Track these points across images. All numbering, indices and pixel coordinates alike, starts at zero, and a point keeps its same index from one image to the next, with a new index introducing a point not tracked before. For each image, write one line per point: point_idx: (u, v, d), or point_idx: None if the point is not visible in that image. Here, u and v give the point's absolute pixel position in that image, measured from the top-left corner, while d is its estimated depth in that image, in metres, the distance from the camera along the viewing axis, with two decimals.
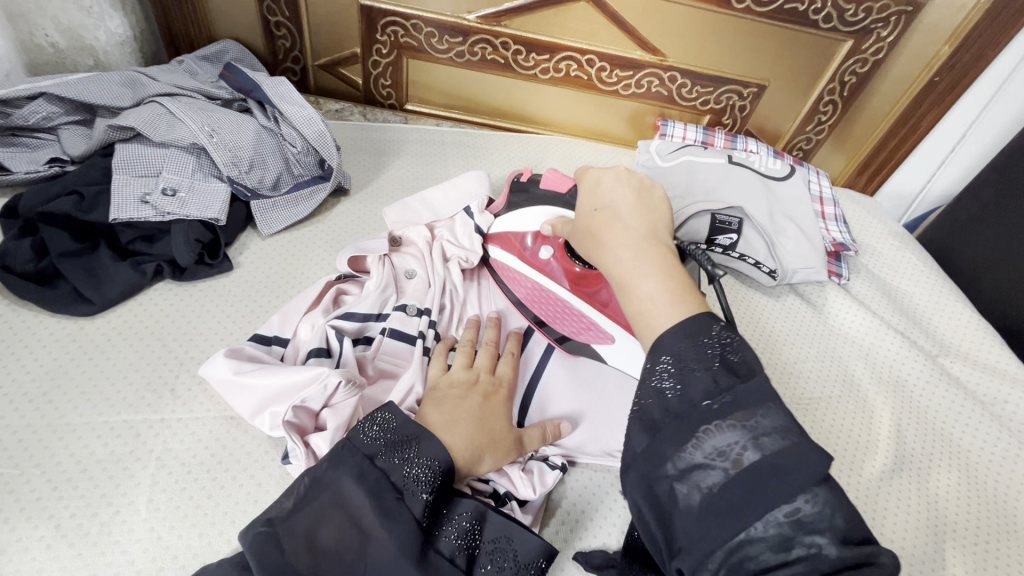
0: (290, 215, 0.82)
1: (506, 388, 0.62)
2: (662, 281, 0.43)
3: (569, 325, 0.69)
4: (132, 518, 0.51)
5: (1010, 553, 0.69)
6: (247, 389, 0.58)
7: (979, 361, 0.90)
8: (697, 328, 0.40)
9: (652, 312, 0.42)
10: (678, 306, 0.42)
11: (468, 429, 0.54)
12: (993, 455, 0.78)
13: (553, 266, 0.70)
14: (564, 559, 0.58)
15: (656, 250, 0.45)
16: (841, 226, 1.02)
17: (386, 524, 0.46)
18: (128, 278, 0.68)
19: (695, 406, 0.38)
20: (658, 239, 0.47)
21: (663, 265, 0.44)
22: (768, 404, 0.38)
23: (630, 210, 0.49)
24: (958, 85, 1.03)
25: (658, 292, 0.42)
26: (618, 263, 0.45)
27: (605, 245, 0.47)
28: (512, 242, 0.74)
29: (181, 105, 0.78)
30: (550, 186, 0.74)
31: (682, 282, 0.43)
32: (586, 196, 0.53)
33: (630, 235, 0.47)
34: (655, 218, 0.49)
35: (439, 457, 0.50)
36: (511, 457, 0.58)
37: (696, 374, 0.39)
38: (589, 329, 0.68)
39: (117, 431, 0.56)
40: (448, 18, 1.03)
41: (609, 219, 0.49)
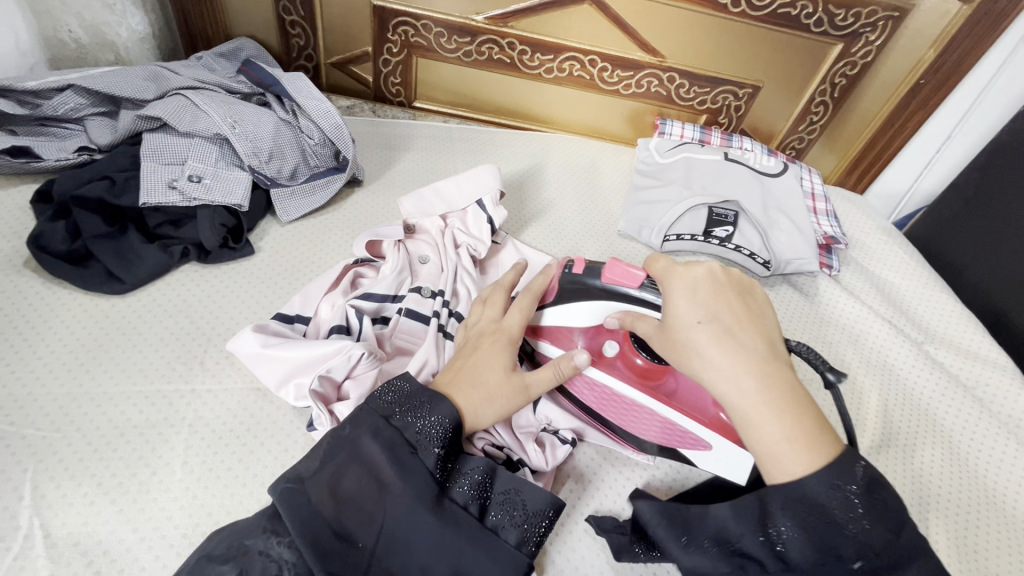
0: (309, 203, 0.85)
1: (512, 334, 0.62)
2: (792, 424, 0.47)
3: (652, 430, 0.65)
4: (168, 478, 0.55)
5: (989, 522, 0.73)
6: (273, 361, 0.62)
7: (962, 347, 0.94)
8: (841, 471, 0.46)
9: (786, 456, 0.47)
10: (813, 450, 0.47)
11: (465, 386, 0.57)
12: (974, 433, 0.83)
13: (618, 362, 0.68)
14: (572, 521, 0.61)
15: (778, 379, 0.49)
16: (832, 221, 1.07)
17: (402, 475, 0.50)
18: (157, 259, 0.71)
19: (844, 563, 0.45)
20: (774, 362, 0.50)
21: (788, 400, 0.48)
22: (916, 556, 0.46)
23: (736, 327, 0.52)
24: (942, 87, 1.08)
25: (791, 435, 0.47)
26: (740, 394, 0.49)
27: (721, 371, 0.50)
28: (565, 340, 0.69)
29: (204, 97, 0.82)
30: (616, 283, 0.65)
31: (812, 420, 0.48)
32: (683, 304, 0.54)
33: (747, 360, 0.50)
34: (765, 339, 0.52)
35: (446, 412, 0.54)
36: (514, 402, 0.59)
37: (846, 531, 0.45)
38: (677, 434, 0.64)
39: (151, 399, 0.60)
40: (457, 19, 1.07)
41: (724, 341, 0.51)
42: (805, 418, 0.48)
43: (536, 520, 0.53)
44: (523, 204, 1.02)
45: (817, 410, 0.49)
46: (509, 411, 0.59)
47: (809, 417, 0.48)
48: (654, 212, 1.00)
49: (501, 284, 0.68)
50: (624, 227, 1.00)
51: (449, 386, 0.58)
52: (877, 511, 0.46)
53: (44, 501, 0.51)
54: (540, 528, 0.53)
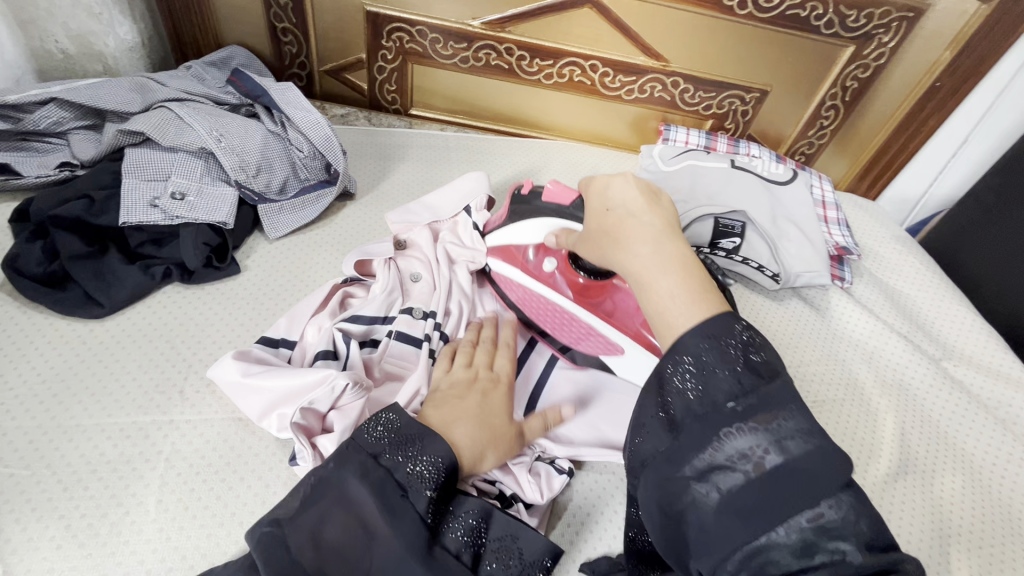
0: (297, 219, 0.82)
1: (505, 381, 0.62)
2: (683, 280, 0.42)
3: (577, 337, 0.70)
4: (141, 518, 0.52)
5: (1016, 557, 0.69)
6: (255, 391, 0.59)
7: (982, 365, 0.90)
8: (720, 329, 0.40)
9: (671, 311, 0.42)
10: (700, 306, 0.41)
11: (468, 426, 0.55)
12: (997, 459, 0.78)
13: (558, 278, 0.71)
14: (569, 561, 0.58)
15: (674, 246, 0.45)
16: (843, 230, 1.03)
17: (391, 520, 0.46)
18: (137, 281, 0.68)
19: (719, 408, 0.38)
20: (672, 232, 0.46)
21: (683, 263, 0.44)
22: (792, 405, 0.37)
23: (644, 209, 0.48)
24: (959, 89, 1.03)
25: (679, 291, 0.42)
26: (635, 260, 0.45)
27: (622, 246, 0.47)
28: (514, 256, 0.74)
29: (190, 110, 0.79)
30: (552, 200, 0.71)
31: (703, 283, 0.43)
32: (595, 199, 0.52)
33: (644, 231, 0.46)
34: (668, 215, 0.48)
35: (443, 453, 0.51)
36: (512, 452, 0.58)
37: (720, 375, 0.38)
38: (597, 342, 0.69)
39: (126, 433, 0.57)
40: (452, 24, 1.04)
41: (625, 219, 0.48)
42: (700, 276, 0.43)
43: (532, 570, 0.51)
44: None
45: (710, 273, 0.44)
46: (509, 456, 0.58)
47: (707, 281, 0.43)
48: None
49: (482, 334, 0.68)
50: None
51: (448, 424, 0.55)
52: (753, 364, 0.39)
53: (9, 546, 0.49)
54: None
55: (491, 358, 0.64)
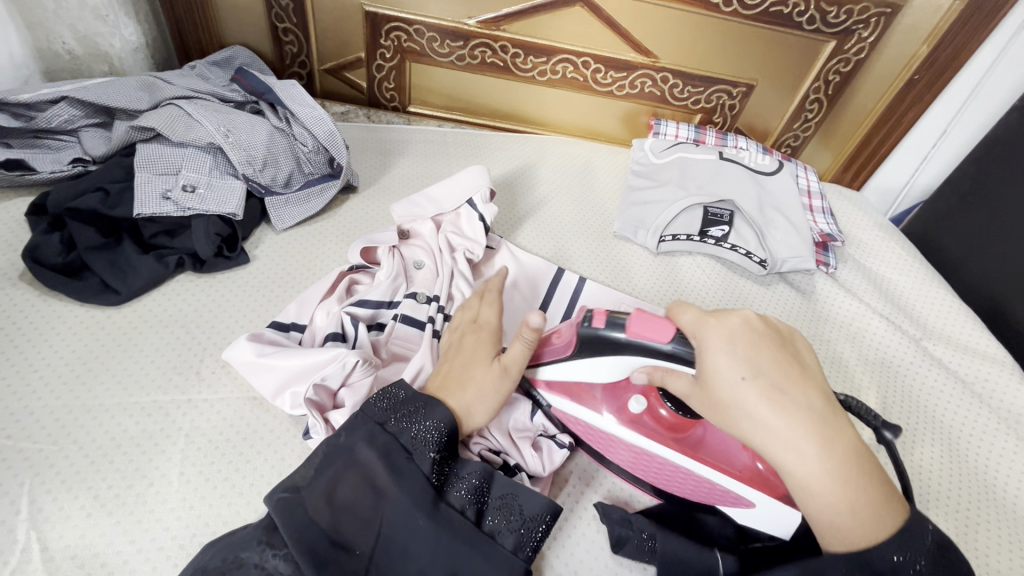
0: (302, 210, 0.85)
1: (488, 331, 0.62)
2: (855, 488, 0.47)
3: (685, 487, 0.62)
4: (165, 489, 0.55)
5: (990, 519, 0.73)
6: (269, 370, 0.62)
7: (960, 343, 0.94)
8: (908, 541, 0.47)
9: (843, 522, 0.47)
10: (874, 519, 0.47)
11: (454, 388, 0.57)
12: (974, 430, 0.82)
13: (646, 419, 0.62)
14: (570, 526, 0.61)
15: (837, 440, 0.48)
16: (828, 218, 1.07)
17: (398, 481, 0.50)
18: (152, 269, 0.71)
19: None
20: (831, 418, 0.49)
21: (848, 462, 0.48)
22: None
23: (796, 394, 0.50)
24: (936, 81, 1.08)
25: (855, 506, 0.47)
26: (803, 462, 0.47)
27: (782, 442, 0.48)
28: (585, 394, 0.64)
29: (198, 107, 0.82)
30: (643, 338, 0.55)
31: (868, 482, 0.48)
32: (730, 364, 0.50)
33: (805, 422, 0.48)
34: (819, 391, 0.51)
35: (442, 418, 0.54)
36: (501, 394, 0.58)
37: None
38: (715, 493, 0.60)
39: (147, 410, 0.60)
40: (448, 23, 1.08)
41: (784, 407, 0.49)
42: (864, 486, 0.48)
43: (533, 525, 0.53)
44: (517, 205, 1.02)
45: (873, 463, 0.49)
46: (500, 399, 0.58)
47: (868, 482, 0.48)
48: (649, 213, 1.00)
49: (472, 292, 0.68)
50: (619, 228, 1.00)
51: (441, 391, 0.58)
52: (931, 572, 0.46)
53: (41, 515, 0.51)
54: (537, 534, 0.53)
55: (474, 311, 0.64)
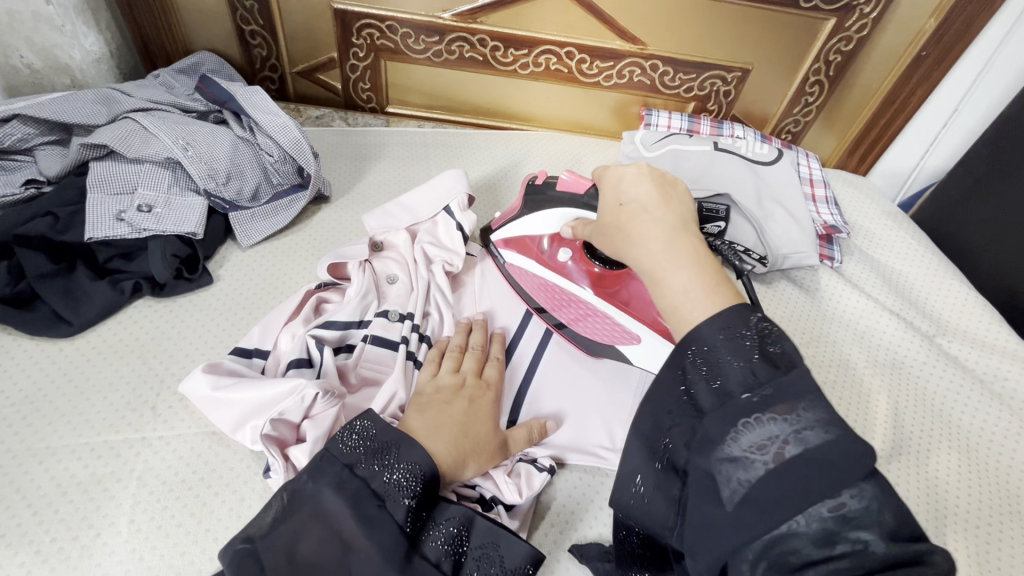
0: (270, 225, 0.81)
1: (492, 388, 0.63)
2: (695, 271, 0.42)
3: (593, 328, 0.70)
4: (113, 539, 0.51)
5: (1013, 533, 0.67)
6: (226, 403, 0.58)
7: (977, 339, 0.88)
8: (734, 320, 0.39)
9: (685, 304, 0.41)
10: (712, 298, 0.41)
11: (452, 434, 0.55)
12: (994, 434, 0.77)
13: (571, 268, 0.73)
14: (554, 561, 0.58)
15: (686, 242, 0.45)
16: (832, 208, 1.01)
17: (368, 532, 0.45)
18: (106, 296, 0.67)
19: (734, 398, 0.36)
20: (685, 232, 0.46)
21: (694, 255, 0.43)
22: (812, 393, 0.35)
23: (658, 205, 0.48)
24: (946, 57, 1.00)
25: (687, 281, 0.42)
26: (649, 255, 0.45)
27: (634, 240, 0.47)
28: (529, 246, 0.75)
29: (155, 120, 0.78)
30: (566, 189, 0.69)
31: (713, 274, 0.42)
32: (608, 190, 0.52)
33: (659, 223, 0.46)
34: (681, 210, 0.48)
35: (422, 462, 0.50)
36: (496, 461, 0.58)
37: (729, 363, 0.37)
38: (615, 331, 0.69)
39: (97, 452, 0.56)
40: (423, 18, 1.02)
41: (638, 214, 0.48)
42: (704, 270, 0.42)
43: None
44: (499, 208, 0.97)
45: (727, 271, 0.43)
46: (491, 465, 0.57)
47: (713, 270, 0.43)
48: None
49: (471, 341, 0.67)
50: None
51: (434, 433, 0.54)
52: (771, 354, 0.37)
53: None
54: None
55: (479, 366, 0.64)
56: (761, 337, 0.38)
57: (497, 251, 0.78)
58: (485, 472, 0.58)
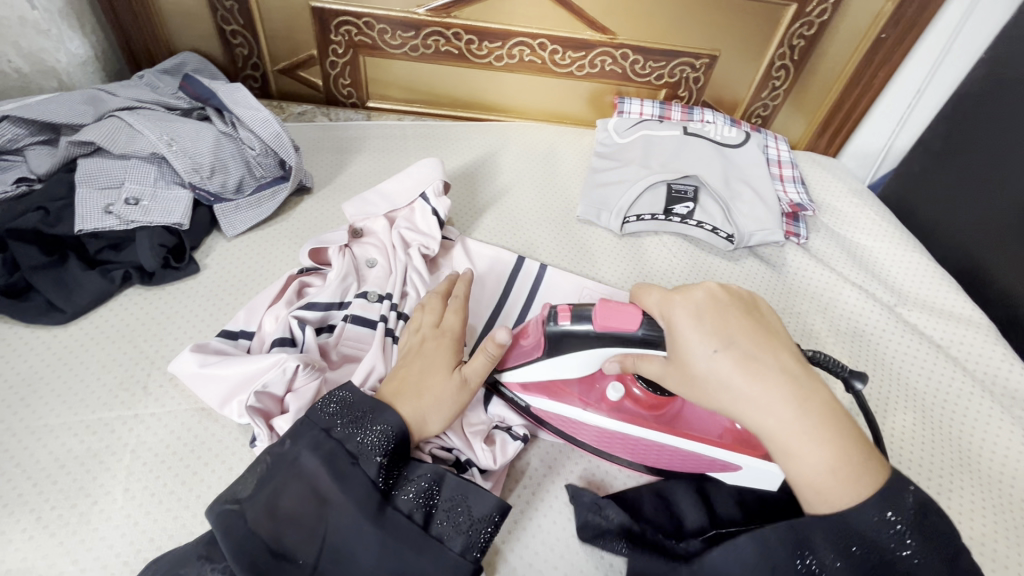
0: (254, 216, 0.84)
1: (450, 336, 0.62)
2: (833, 446, 0.46)
3: (672, 461, 0.63)
4: (109, 506, 0.55)
5: (964, 484, 0.71)
6: (213, 379, 0.61)
7: (935, 307, 0.92)
8: (887, 500, 0.46)
9: (831, 482, 0.46)
10: (855, 476, 0.46)
11: (405, 395, 0.56)
12: (949, 395, 0.80)
13: (624, 403, 0.64)
14: (527, 520, 0.61)
15: (813, 405, 0.48)
16: (798, 187, 1.05)
17: (342, 486, 0.50)
18: (97, 285, 0.71)
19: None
20: (803, 381, 0.49)
21: (826, 424, 0.47)
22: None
23: (766, 357, 0.49)
24: (905, 38, 1.04)
25: (834, 462, 0.46)
26: (779, 423, 0.47)
27: (758, 409, 0.48)
28: (563, 390, 0.65)
29: (139, 117, 0.81)
30: (610, 329, 0.56)
31: (846, 442, 0.47)
32: (696, 334, 0.51)
33: (781, 386, 0.48)
34: (785, 354, 0.51)
35: (392, 423, 0.53)
36: (459, 406, 0.58)
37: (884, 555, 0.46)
38: (704, 463, 0.62)
39: (91, 428, 0.60)
40: (398, 14, 1.05)
41: (754, 376, 0.48)
42: (842, 438, 0.47)
43: (480, 526, 0.52)
44: (475, 195, 1.00)
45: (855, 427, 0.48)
46: (458, 412, 0.58)
47: (845, 434, 0.47)
48: (611, 195, 0.98)
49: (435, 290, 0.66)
50: (582, 212, 0.98)
51: (392, 396, 0.57)
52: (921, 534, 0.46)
53: None
54: (485, 534, 0.52)
55: (435, 315, 0.63)
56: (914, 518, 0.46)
57: (519, 397, 0.66)
58: (459, 437, 0.62)
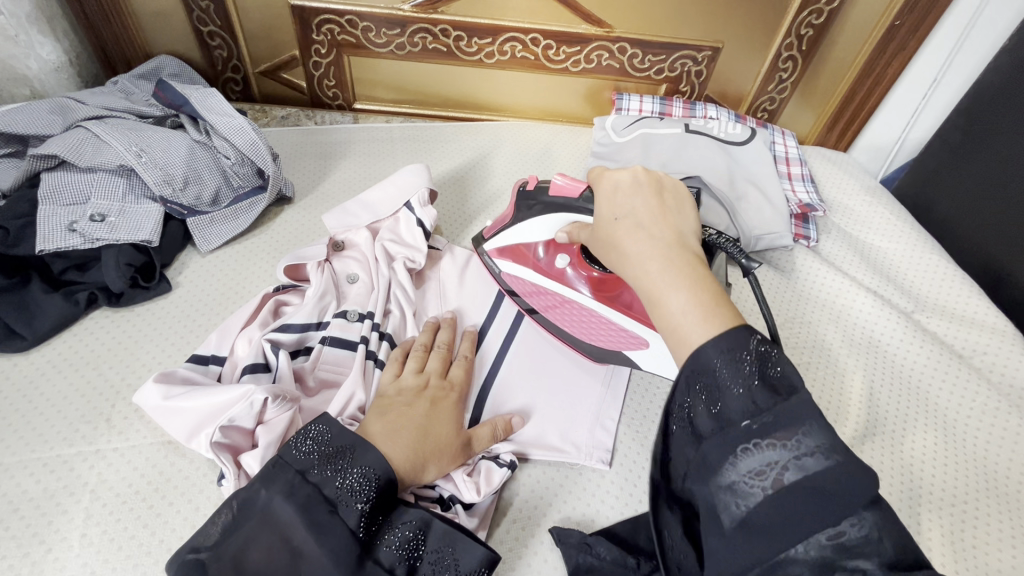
0: (229, 229, 0.80)
1: (457, 389, 0.62)
2: (693, 293, 0.42)
3: (598, 335, 0.69)
4: (65, 554, 0.51)
5: (990, 511, 0.66)
6: (179, 412, 0.57)
7: (955, 313, 0.86)
8: (735, 343, 0.39)
9: (682, 328, 0.41)
10: (711, 322, 0.41)
11: (410, 436, 0.54)
12: (971, 411, 0.75)
13: (569, 275, 0.71)
14: (516, 559, 0.57)
15: (683, 261, 0.44)
16: (808, 186, 1.00)
17: (318, 537, 0.45)
18: (61, 309, 0.67)
19: (734, 426, 0.38)
20: (682, 248, 0.45)
21: (692, 276, 0.43)
22: (812, 421, 0.37)
23: (651, 217, 0.48)
24: (921, 25, 0.97)
25: (685, 303, 0.42)
26: (644, 270, 0.44)
27: (629, 257, 0.46)
28: (524, 255, 0.72)
29: (108, 127, 0.77)
30: (561, 194, 0.65)
31: (711, 297, 0.42)
32: (604, 200, 0.51)
33: (655, 240, 0.46)
34: (674, 220, 0.48)
35: (379, 466, 0.50)
36: (457, 462, 0.57)
37: (734, 393, 0.39)
38: (623, 338, 0.68)
39: (50, 467, 0.56)
40: (383, 10, 1.00)
41: (632, 230, 0.47)
42: (702, 290, 0.42)
43: None
44: (466, 200, 0.96)
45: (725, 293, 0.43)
46: (451, 467, 0.56)
47: (708, 288, 0.43)
48: None
49: (438, 339, 0.66)
50: None
51: (387, 436, 0.53)
52: (770, 379, 0.39)
53: None
54: None
55: (444, 367, 0.63)
56: (760, 357, 0.39)
57: (492, 260, 0.75)
58: (444, 474, 0.57)
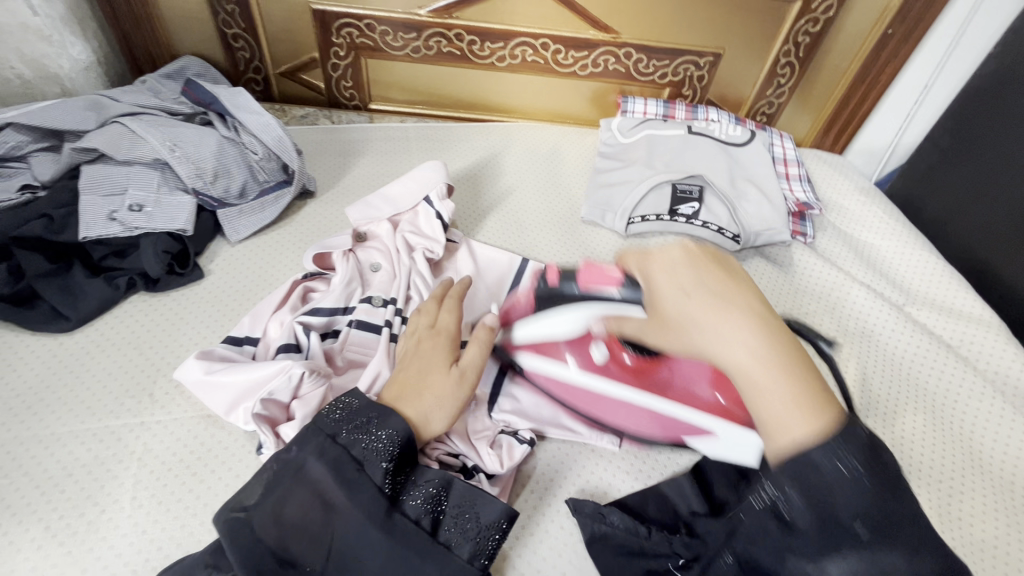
0: (256, 221, 0.84)
1: (446, 334, 0.62)
2: (793, 386, 0.43)
3: (651, 425, 0.65)
4: (117, 515, 0.55)
5: (975, 487, 0.71)
6: (220, 387, 0.61)
7: (944, 306, 0.91)
8: (846, 439, 0.41)
9: (786, 415, 0.43)
10: (817, 416, 0.42)
11: (409, 395, 0.57)
12: (961, 396, 0.79)
13: (607, 365, 0.65)
14: (535, 525, 0.61)
15: (781, 343, 0.45)
16: (805, 186, 1.04)
17: (349, 492, 0.49)
18: (103, 293, 0.71)
19: (842, 525, 0.40)
20: (770, 326, 0.46)
21: (789, 361, 0.45)
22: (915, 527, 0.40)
23: (732, 294, 0.48)
24: (912, 34, 1.03)
25: (797, 399, 0.43)
26: (745, 354, 0.45)
27: (723, 341, 0.46)
28: (550, 349, 0.67)
29: (143, 123, 0.80)
30: (591, 286, 0.64)
31: (809, 386, 0.44)
32: (671, 281, 0.51)
33: (746, 321, 0.46)
34: (753, 293, 0.49)
35: (400, 427, 0.53)
36: (459, 402, 0.58)
37: (843, 495, 0.40)
38: (679, 424, 0.63)
39: (99, 437, 0.60)
40: (400, 15, 1.05)
41: (721, 312, 0.47)
42: (805, 375, 0.44)
43: (488, 533, 0.52)
44: (478, 196, 1.00)
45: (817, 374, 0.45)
46: (459, 410, 0.58)
47: (806, 372, 0.44)
48: (616, 195, 0.97)
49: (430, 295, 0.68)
50: (586, 213, 0.97)
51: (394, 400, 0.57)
52: (877, 473, 0.41)
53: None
54: (493, 541, 0.52)
55: (431, 316, 0.64)
56: (866, 457, 0.41)
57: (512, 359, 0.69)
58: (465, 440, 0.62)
